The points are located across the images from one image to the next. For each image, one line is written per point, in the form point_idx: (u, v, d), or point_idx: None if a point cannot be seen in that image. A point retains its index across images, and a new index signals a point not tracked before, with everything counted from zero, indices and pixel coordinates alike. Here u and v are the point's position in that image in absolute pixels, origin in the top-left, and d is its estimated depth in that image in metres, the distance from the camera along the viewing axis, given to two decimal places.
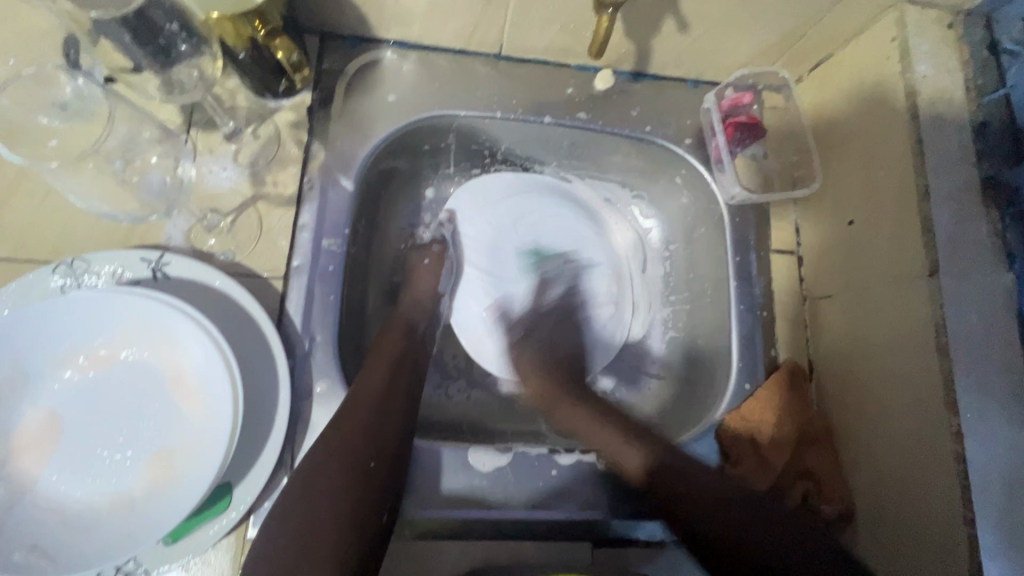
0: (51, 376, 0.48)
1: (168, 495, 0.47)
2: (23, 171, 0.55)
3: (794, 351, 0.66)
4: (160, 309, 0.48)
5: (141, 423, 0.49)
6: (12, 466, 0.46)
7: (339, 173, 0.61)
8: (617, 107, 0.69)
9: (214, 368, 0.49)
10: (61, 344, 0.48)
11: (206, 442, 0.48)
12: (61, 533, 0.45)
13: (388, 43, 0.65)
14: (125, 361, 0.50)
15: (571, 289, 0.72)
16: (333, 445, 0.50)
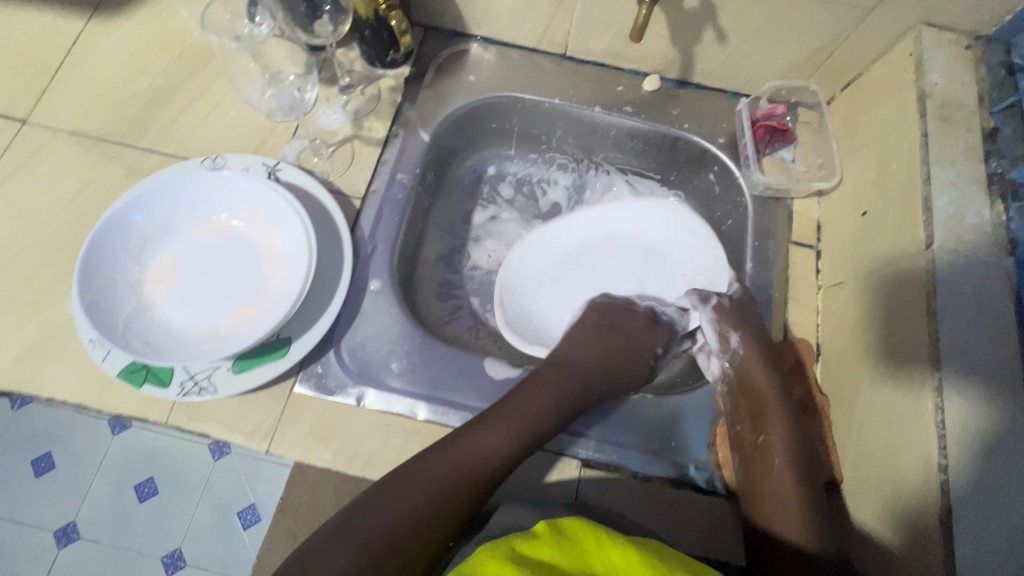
0: (181, 233, 0.63)
1: (244, 334, 0.59)
2: (196, 97, 0.74)
3: (804, 334, 0.69)
4: (268, 192, 0.63)
5: (236, 280, 0.63)
6: (141, 289, 0.60)
7: (420, 127, 0.76)
8: (661, 106, 0.80)
9: (296, 245, 0.62)
10: (195, 210, 0.64)
11: (279, 300, 0.60)
12: (164, 342, 0.58)
13: (476, 38, 0.81)
14: (234, 232, 0.64)
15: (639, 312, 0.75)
16: (458, 458, 0.54)
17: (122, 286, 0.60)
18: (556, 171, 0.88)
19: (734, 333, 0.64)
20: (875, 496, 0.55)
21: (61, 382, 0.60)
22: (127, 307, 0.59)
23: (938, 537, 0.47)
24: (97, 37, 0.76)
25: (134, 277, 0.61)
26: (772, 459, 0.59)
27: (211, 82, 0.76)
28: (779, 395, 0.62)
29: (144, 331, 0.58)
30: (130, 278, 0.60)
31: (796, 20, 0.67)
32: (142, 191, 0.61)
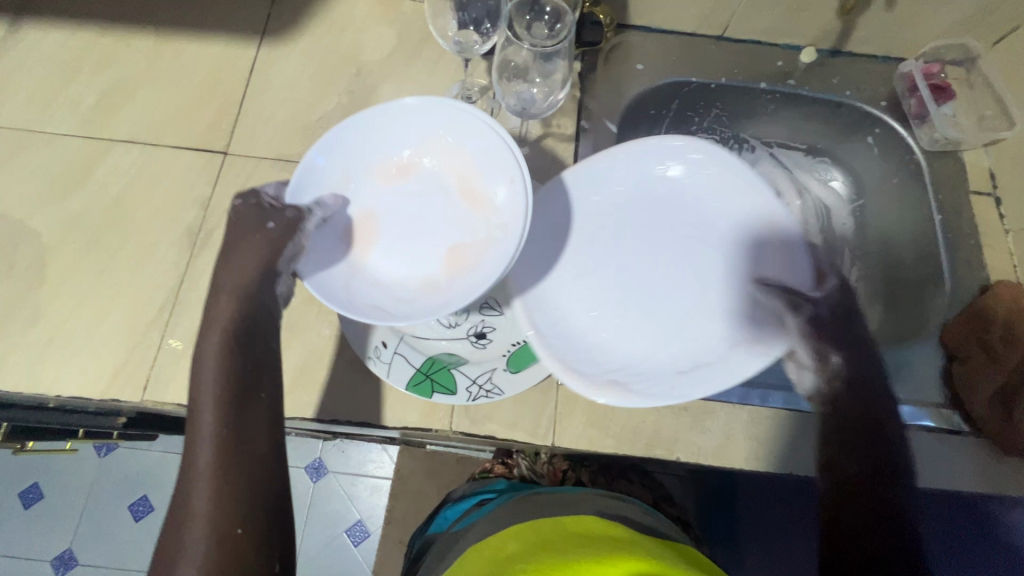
0: (366, 182, 0.61)
1: (466, 273, 0.58)
2: None
3: (1005, 275, 0.73)
4: (452, 116, 0.59)
5: (436, 224, 0.62)
6: (343, 249, 0.59)
7: (606, 119, 0.77)
8: (820, 76, 0.83)
9: (497, 167, 0.59)
10: (375, 157, 0.61)
11: (494, 234, 0.58)
12: (387, 297, 0.57)
13: (635, 28, 0.83)
14: (421, 171, 0.63)
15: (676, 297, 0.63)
16: (221, 406, 0.47)
17: (333, 248, 0.58)
18: None
19: (835, 353, 0.59)
20: None
21: (340, 402, 0.61)
22: (341, 261, 0.58)
23: None
24: (273, 63, 0.76)
25: (338, 232, 0.59)
26: (845, 451, 0.58)
27: (397, 95, 0.76)
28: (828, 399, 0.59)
29: (362, 287, 0.56)
30: (333, 236, 0.59)
31: None
32: (325, 139, 0.57)
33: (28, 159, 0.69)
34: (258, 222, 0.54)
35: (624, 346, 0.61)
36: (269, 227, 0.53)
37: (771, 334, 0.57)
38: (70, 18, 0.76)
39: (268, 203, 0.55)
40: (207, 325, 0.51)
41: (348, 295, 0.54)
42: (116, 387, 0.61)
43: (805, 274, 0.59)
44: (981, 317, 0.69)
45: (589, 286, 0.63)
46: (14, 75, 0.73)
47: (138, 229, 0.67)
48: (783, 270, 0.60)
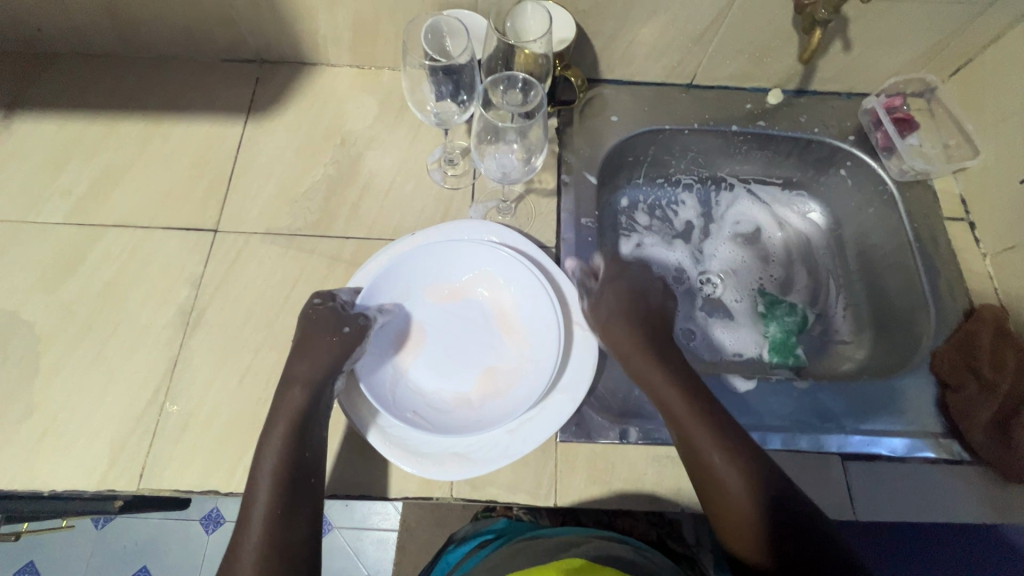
0: (420, 300, 0.65)
1: (499, 399, 0.60)
2: (371, 178, 0.77)
3: (988, 298, 0.74)
4: (497, 255, 0.65)
5: (475, 345, 0.64)
6: (395, 359, 0.62)
7: (585, 171, 0.80)
8: (788, 116, 0.86)
9: (535, 303, 0.64)
10: (434, 278, 0.65)
11: (527, 361, 0.62)
12: (424, 408, 0.59)
13: (606, 82, 0.86)
14: (471, 297, 0.66)
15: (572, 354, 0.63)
16: (278, 475, 0.51)
17: (383, 353, 0.62)
18: (683, 192, 0.95)
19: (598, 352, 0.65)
20: None
21: (339, 478, 0.60)
22: (386, 374, 0.61)
23: None
24: (259, 139, 0.79)
25: (387, 343, 0.63)
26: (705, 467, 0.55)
27: (381, 162, 0.78)
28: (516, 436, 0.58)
29: (403, 396, 0.59)
30: (382, 346, 0.62)
31: (921, 22, 0.75)
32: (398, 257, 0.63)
33: (20, 250, 0.70)
34: (333, 326, 0.59)
35: (476, 414, 0.60)
36: (345, 332, 0.58)
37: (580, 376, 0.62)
38: (60, 109, 0.78)
39: (342, 311, 0.61)
40: (278, 404, 0.56)
41: (395, 406, 0.57)
42: (112, 477, 0.60)
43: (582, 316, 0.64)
44: (969, 341, 0.70)
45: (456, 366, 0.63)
46: (5, 168, 0.74)
47: (132, 313, 0.67)
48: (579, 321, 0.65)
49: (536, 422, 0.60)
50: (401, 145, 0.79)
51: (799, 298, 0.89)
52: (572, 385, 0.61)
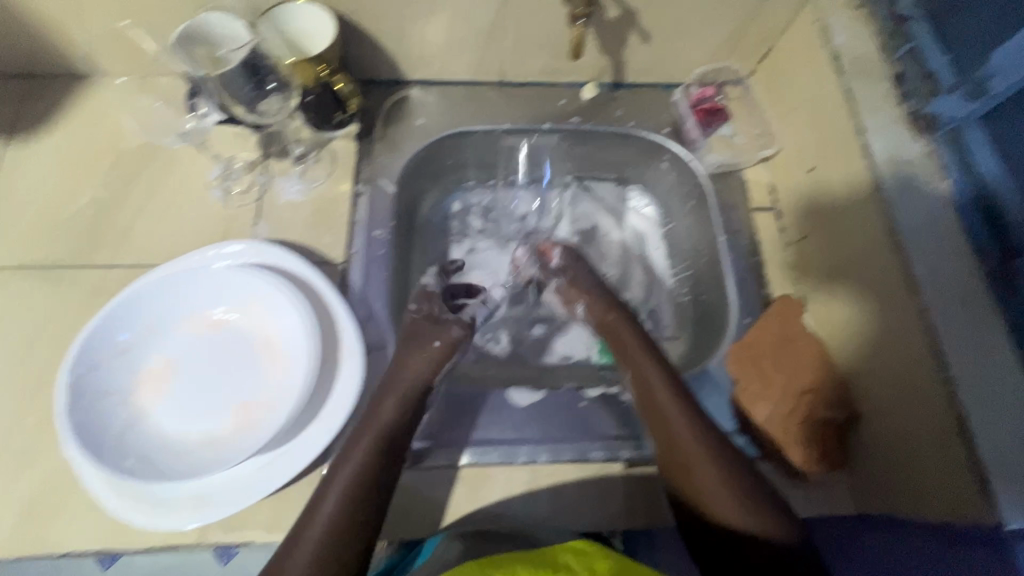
0: (174, 332, 0.60)
1: (250, 434, 0.57)
2: (146, 199, 0.72)
3: (787, 289, 0.74)
4: (256, 279, 0.61)
5: (234, 377, 0.60)
6: (136, 398, 0.57)
7: (381, 179, 0.76)
8: (603, 111, 0.84)
9: (298, 329, 0.60)
10: (190, 309, 0.61)
11: (285, 393, 0.58)
12: (161, 452, 0.54)
13: (415, 83, 0.83)
14: (232, 326, 0.61)
15: (340, 383, 0.60)
16: (349, 490, 0.54)
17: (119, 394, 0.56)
18: (517, 192, 0.92)
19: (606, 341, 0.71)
20: (887, 441, 0.60)
21: (74, 534, 0.55)
22: (119, 418, 0.55)
23: (970, 475, 0.51)
24: (21, 162, 0.72)
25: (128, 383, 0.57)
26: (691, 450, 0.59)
27: (157, 180, 0.73)
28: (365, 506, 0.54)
29: (134, 442, 0.54)
30: (119, 386, 0.56)
31: (711, 11, 0.73)
32: (139, 289, 0.58)
33: None
34: None
35: (224, 455, 0.55)
36: None
37: (347, 405, 0.60)
38: None
39: None
40: None
41: (114, 454, 0.52)
42: None
43: (352, 340, 0.62)
44: (759, 338, 0.69)
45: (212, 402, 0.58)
46: None
47: None
48: (347, 344, 0.62)
49: (291, 456, 0.57)
50: (181, 161, 0.74)
51: (633, 297, 0.87)
52: (334, 414, 0.59)
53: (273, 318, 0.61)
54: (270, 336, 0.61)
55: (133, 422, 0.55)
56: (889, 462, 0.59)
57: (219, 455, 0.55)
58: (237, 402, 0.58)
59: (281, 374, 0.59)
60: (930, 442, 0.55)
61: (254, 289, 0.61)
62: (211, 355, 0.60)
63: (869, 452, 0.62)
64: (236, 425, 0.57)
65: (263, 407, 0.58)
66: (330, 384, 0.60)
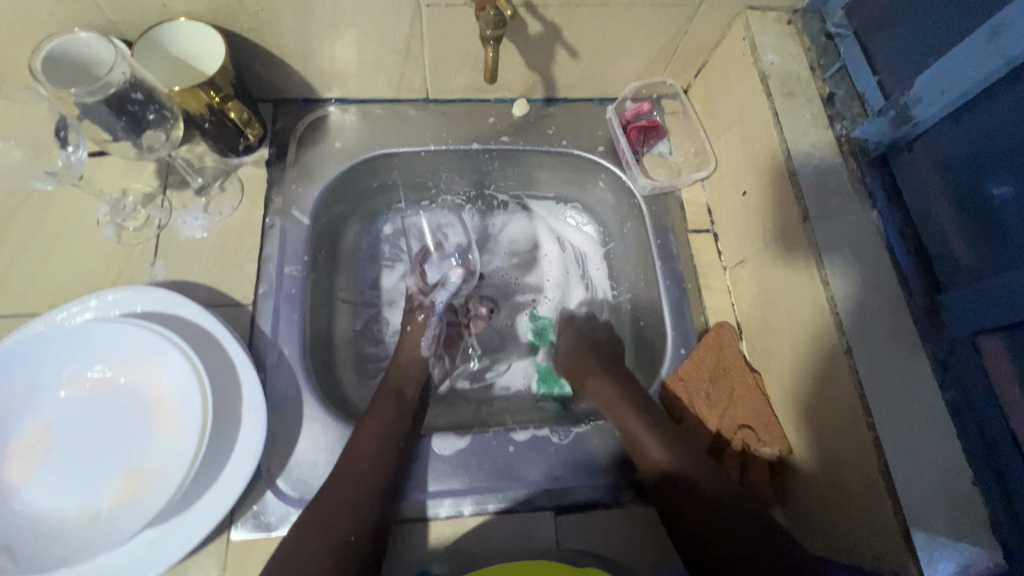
0: (49, 395, 0.54)
1: (132, 509, 0.51)
2: (25, 238, 0.65)
3: (723, 316, 0.71)
4: (142, 333, 0.55)
5: (118, 441, 0.54)
6: (2, 473, 0.51)
7: (295, 211, 0.70)
8: (535, 129, 0.80)
9: (188, 386, 0.55)
10: (68, 368, 0.55)
11: (173, 459, 0.53)
12: (29, 535, 0.49)
13: (332, 101, 0.77)
14: (117, 384, 0.56)
15: (238, 443, 0.55)
16: (375, 462, 0.58)
17: None
18: (453, 214, 0.88)
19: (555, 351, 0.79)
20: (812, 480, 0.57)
21: None
22: None
23: (891, 518, 0.48)
24: None
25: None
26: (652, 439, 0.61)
27: (39, 217, 0.66)
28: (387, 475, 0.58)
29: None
30: None
31: (640, 27, 0.69)
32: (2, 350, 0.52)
33: None
34: None
35: (99, 534, 0.50)
36: None
37: (244, 468, 0.54)
38: None
39: None
40: None
41: None
42: None
43: (253, 394, 0.57)
44: (692, 369, 0.67)
45: (93, 472, 0.53)
46: None
47: None
48: (247, 399, 0.57)
49: (181, 528, 0.52)
50: (67, 195, 0.67)
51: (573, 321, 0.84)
52: (230, 479, 0.54)
53: (161, 374, 0.55)
54: (160, 393, 0.55)
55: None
56: (819, 505, 0.56)
57: (94, 535, 0.50)
58: (121, 470, 0.53)
59: (171, 436, 0.54)
60: (853, 485, 0.52)
61: (140, 343, 0.55)
62: (93, 418, 0.55)
63: (800, 493, 0.59)
64: (118, 497, 0.52)
65: (149, 474, 0.52)
66: (227, 445, 0.55)
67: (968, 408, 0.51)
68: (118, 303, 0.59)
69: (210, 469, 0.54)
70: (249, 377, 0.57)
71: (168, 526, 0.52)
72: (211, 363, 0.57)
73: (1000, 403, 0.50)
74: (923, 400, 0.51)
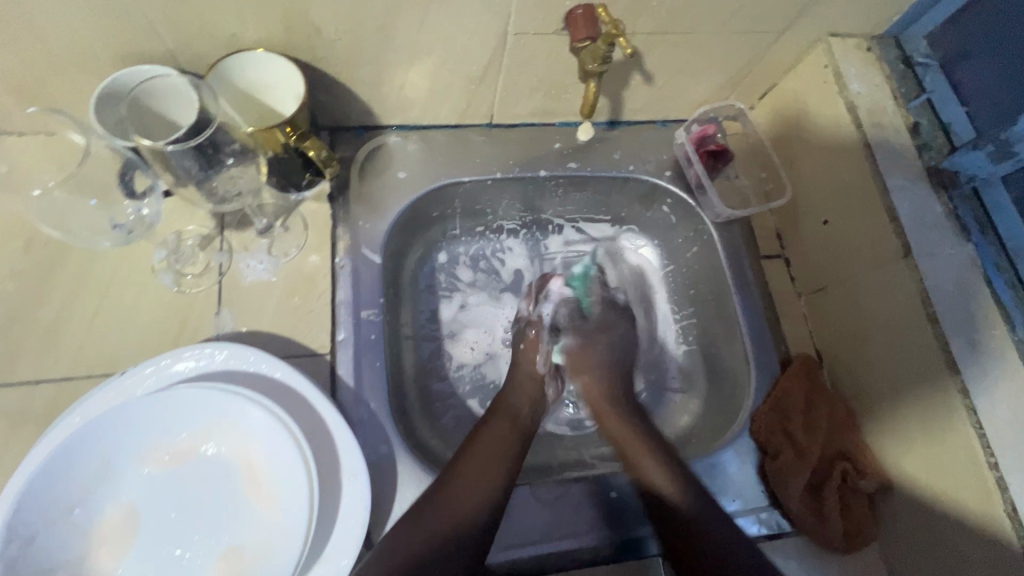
0: (130, 472, 0.49)
1: None
2: (73, 291, 0.58)
3: (802, 344, 0.71)
4: (231, 400, 0.50)
5: (211, 520, 0.50)
6: (90, 565, 0.46)
7: (365, 249, 0.66)
8: (600, 153, 0.78)
9: (285, 455, 0.50)
10: (148, 441, 0.50)
11: (277, 536, 0.49)
12: None
13: (391, 128, 0.72)
14: (203, 455, 0.51)
15: (341, 514, 0.51)
16: (489, 465, 0.59)
17: (68, 565, 0.46)
18: (507, 239, 0.85)
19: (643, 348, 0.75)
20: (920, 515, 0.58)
21: None
22: None
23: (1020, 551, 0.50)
24: None
25: (76, 546, 0.46)
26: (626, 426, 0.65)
27: (87, 266, 0.59)
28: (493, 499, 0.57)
29: None
30: (67, 554, 0.46)
31: (720, 52, 0.67)
32: (79, 429, 0.46)
33: None
34: None
35: None
36: None
37: (351, 540, 0.51)
38: None
39: None
40: None
41: None
42: None
43: (352, 457, 0.53)
44: (783, 403, 0.66)
45: (187, 555, 0.48)
46: None
47: None
48: (346, 464, 0.53)
49: None
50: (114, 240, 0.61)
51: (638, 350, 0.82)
52: (337, 553, 0.50)
53: (252, 441, 0.51)
54: (252, 462, 0.51)
55: None
56: (929, 539, 0.57)
57: None
58: (218, 551, 0.49)
59: (269, 510, 0.50)
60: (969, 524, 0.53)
61: (227, 410, 0.51)
62: (179, 494, 0.50)
63: (895, 525, 0.60)
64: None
65: (251, 554, 0.48)
66: (331, 516, 0.51)
67: None
68: (194, 364, 0.54)
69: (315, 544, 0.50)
70: (345, 438, 0.53)
71: None
72: (303, 425, 0.53)
73: None
74: None
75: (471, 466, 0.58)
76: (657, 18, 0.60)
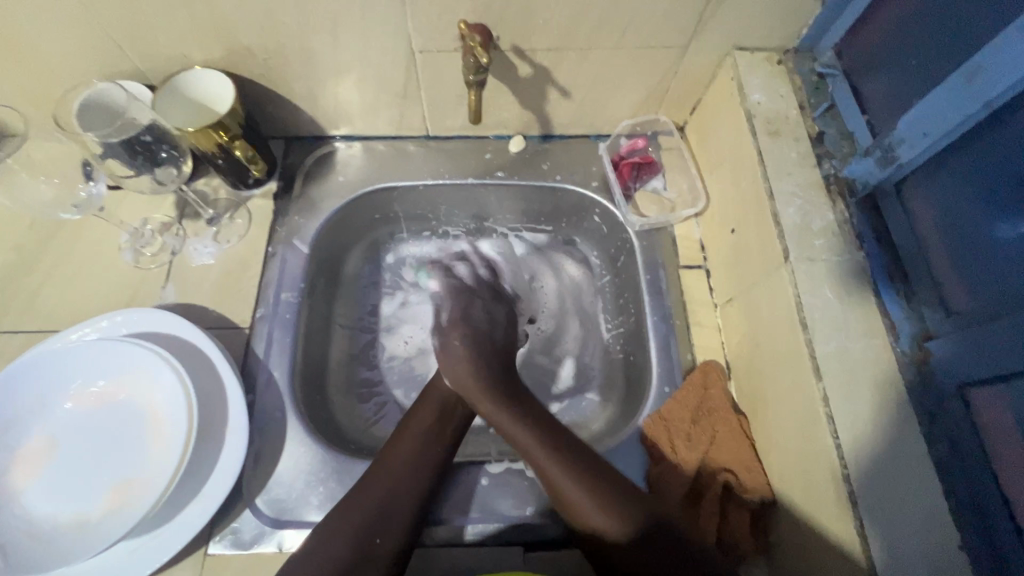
0: (58, 407, 0.59)
1: (117, 520, 0.54)
2: (56, 263, 0.71)
3: (712, 355, 0.70)
4: (141, 354, 0.59)
5: (114, 454, 0.58)
6: (9, 478, 0.55)
7: (297, 241, 0.75)
8: (530, 164, 0.82)
9: (178, 403, 0.58)
10: (75, 382, 0.60)
11: (159, 472, 0.56)
12: (22, 540, 0.52)
13: (338, 138, 0.82)
14: (118, 400, 0.60)
15: (220, 463, 0.58)
16: (418, 443, 0.61)
17: None
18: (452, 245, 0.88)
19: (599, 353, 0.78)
20: (794, 535, 0.55)
21: None
22: None
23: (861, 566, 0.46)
24: None
25: (3, 460, 0.56)
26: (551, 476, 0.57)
27: (71, 244, 0.73)
28: (422, 482, 0.59)
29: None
30: None
31: (629, 69, 0.71)
32: (18, 364, 0.57)
33: None
34: None
35: (83, 542, 0.53)
36: None
37: (223, 485, 0.57)
38: None
39: None
40: None
41: None
42: None
43: (238, 413, 0.60)
44: (674, 411, 0.65)
45: (89, 481, 0.56)
46: None
47: None
48: (233, 418, 0.60)
49: (162, 539, 0.55)
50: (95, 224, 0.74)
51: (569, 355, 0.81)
52: (209, 494, 0.57)
53: (157, 390, 0.59)
54: (155, 409, 0.59)
55: (2, 507, 0.54)
56: (800, 559, 0.54)
57: (79, 542, 0.53)
58: (113, 481, 0.56)
59: (161, 450, 0.57)
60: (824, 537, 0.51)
61: (138, 362, 0.59)
62: (95, 430, 0.59)
63: (782, 550, 0.57)
64: (106, 507, 0.55)
65: (137, 486, 0.56)
66: (211, 462, 0.58)
67: (957, 465, 0.47)
68: (125, 324, 0.64)
69: (193, 484, 0.57)
70: (236, 396, 0.61)
71: (148, 536, 0.55)
72: (203, 382, 0.61)
73: (992, 463, 0.46)
74: (908, 454, 0.49)
75: (387, 457, 0.60)
76: (549, 37, 0.65)
